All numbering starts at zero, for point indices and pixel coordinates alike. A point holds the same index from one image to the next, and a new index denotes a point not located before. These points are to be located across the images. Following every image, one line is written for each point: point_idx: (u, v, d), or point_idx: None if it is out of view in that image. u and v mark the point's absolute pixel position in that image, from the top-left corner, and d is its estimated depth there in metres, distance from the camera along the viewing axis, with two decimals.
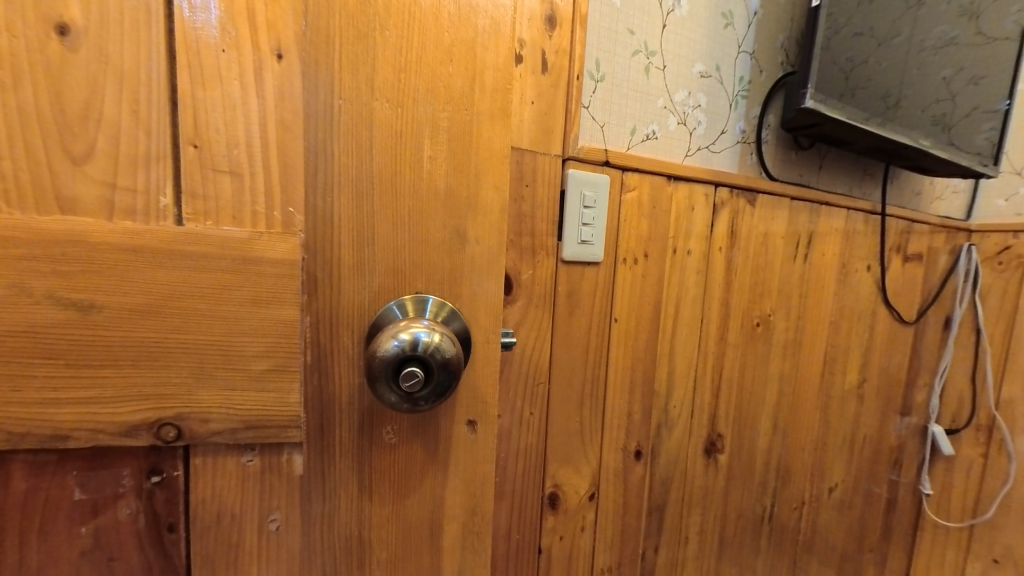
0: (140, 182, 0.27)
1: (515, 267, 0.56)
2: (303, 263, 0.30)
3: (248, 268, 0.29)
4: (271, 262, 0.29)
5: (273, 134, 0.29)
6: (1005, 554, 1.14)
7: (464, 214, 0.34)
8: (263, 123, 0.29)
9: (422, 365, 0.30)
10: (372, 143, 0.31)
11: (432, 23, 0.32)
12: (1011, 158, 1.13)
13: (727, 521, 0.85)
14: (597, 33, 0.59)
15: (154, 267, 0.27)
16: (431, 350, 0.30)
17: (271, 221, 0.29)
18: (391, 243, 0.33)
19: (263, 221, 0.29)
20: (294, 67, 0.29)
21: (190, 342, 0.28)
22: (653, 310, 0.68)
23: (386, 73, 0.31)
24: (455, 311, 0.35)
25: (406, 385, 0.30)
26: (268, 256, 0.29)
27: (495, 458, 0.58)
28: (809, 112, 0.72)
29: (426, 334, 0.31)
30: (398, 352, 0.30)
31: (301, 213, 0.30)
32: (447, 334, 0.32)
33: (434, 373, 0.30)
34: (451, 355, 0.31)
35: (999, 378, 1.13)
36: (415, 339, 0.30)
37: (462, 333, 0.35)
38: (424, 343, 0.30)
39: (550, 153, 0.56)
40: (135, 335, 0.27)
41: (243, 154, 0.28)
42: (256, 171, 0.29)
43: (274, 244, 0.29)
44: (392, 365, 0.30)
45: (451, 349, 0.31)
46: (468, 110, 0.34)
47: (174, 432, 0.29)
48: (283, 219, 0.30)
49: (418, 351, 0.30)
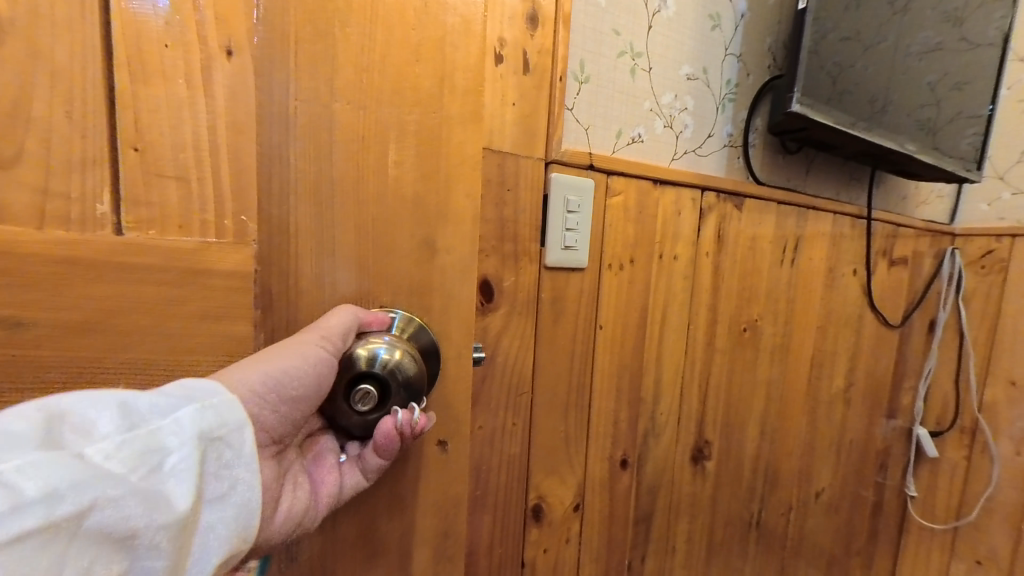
0: (73, 184, 0.24)
1: (497, 274, 0.54)
2: (257, 275, 0.29)
3: (199, 281, 0.27)
4: (223, 274, 0.27)
5: (225, 135, 0.27)
6: (988, 555, 1.16)
7: (436, 223, 0.34)
8: (212, 125, 0.27)
9: (379, 381, 0.32)
10: (332, 147, 0.30)
11: (401, 22, 0.31)
12: (993, 164, 1.15)
13: (716, 528, 0.84)
14: (581, 33, 0.58)
15: (91, 281, 0.24)
16: (389, 367, 0.32)
17: (226, 228, 0.28)
18: (355, 252, 0.32)
19: (214, 230, 0.27)
20: (249, 67, 0.27)
21: (160, 355, 0.27)
22: (640, 315, 0.66)
23: (347, 74, 0.30)
24: (424, 325, 0.35)
25: (361, 401, 0.32)
26: (221, 267, 0.27)
27: (470, 469, 0.55)
28: (797, 116, 0.71)
29: (386, 351, 0.32)
30: (358, 367, 0.32)
31: (254, 221, 0.28)
32: (409, 351, 0.33)
33: (392, 390, 0.32)
34: (410, 373, 0.33)
35: (982, 380, 1.16)
36: (374, 355, 0.32)
37: (431, 347, 0.35)
38: (382, 360, 0.32)
39: (533, 156, 0.54)
40: (89, 348, 0.25)
41: (190, 157, 0.26)
42: (203, 177, 0.27)
43: (228, 255, 0.28)
44: (352, 380, 0.32)
45: (411, 367, 0.33)
46: (437, 111, 0.33)
47: None
48: (235, 227, 0.28)
49: (377, 367, 0.32)
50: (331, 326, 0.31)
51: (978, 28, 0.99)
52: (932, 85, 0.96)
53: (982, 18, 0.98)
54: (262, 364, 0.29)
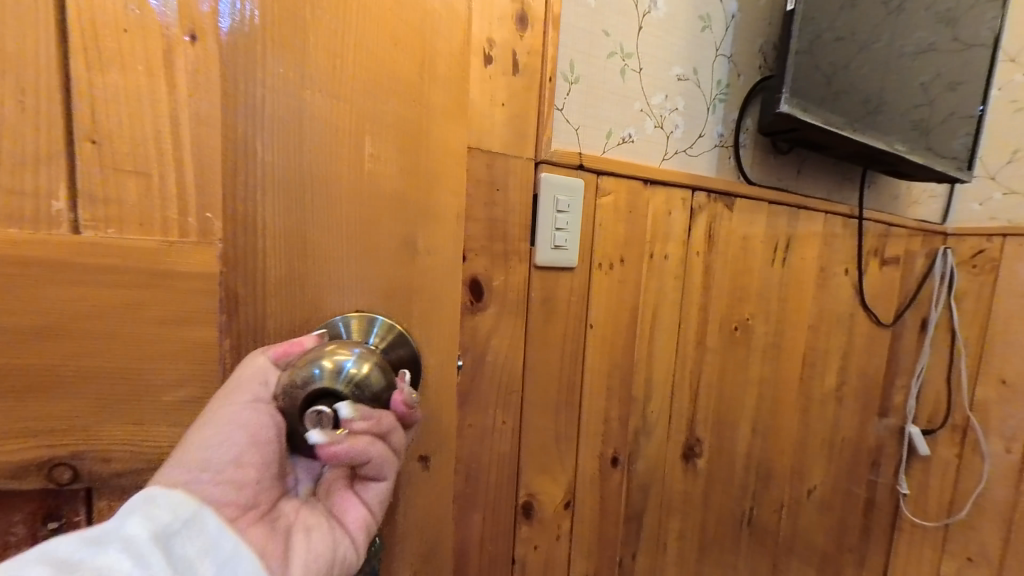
0: (29, 176, 0.25)
1: (487, 273, 0.54)
2: (220, 276, 0.29)
3: (158, 281, 0.27)
4: (184, 274, 0.28)
5: (187, 131, 0.27)
6: (979, 552, 1.17)
7: (417, 224, 0.35)
8: (173, 119, 0.27)
9: (342, 397, 0.30)
10: (309, 143, 0.31)
11: (385, 23, 0.32)
12: (985, 164, 1.16)
13: (708, 525, 0.85)
14: (571, 34, 0.58)
15: (48, 284, 0.25)
16: (354, 381, 0.30)
17: (188, 229, 0.28)
18: (333, 251, 0.32)
19: (176, 229, 0.28)
20: (215, 60, 0.27)
21: (136, 373, 0.28)
22: (631, 314, 0.67)
23: (324, 70, 0.30)
24: (403, 336, 0.36)
25: (321, 418, 0.30)
26: (182, 268, 0.28)
27: (454, 463, 0.55)
28: (787, 117, 0.71)
29: (352, 364, 0.30)
30: (319, 381, 0.29)
31: (219, 219, 0.29)
32: (377, 365, 0.31)
33: (356, 406, 0.30)
34: (377, 388, 0.31)
35: (973, 378, 1.17)
36: (339, 370, 0.30)
37: (408, 358, 0.36)
38: (347, 372, 0.30)
39: (523, 157, 0.54)
40: (49, 356, 0.26)
41: (151, 151, 0.27)
42: (164, 171, 0.27)
43: (190, 255, 0.28)
44: (310, 395, 0.29)
45: (378, 381, 0.31)
46: (419, 110, 0.34)
47: (70, 473, 0.28)
48: (199, 226, 0.28)
49: (340, 381, 0.30)
50: (241, 376, 0.29)
51: (971, 29, 0.99)
52: (924, 85, 0.96)
53: (975, 18, 0.99)
54: (192, 434, 0.29)
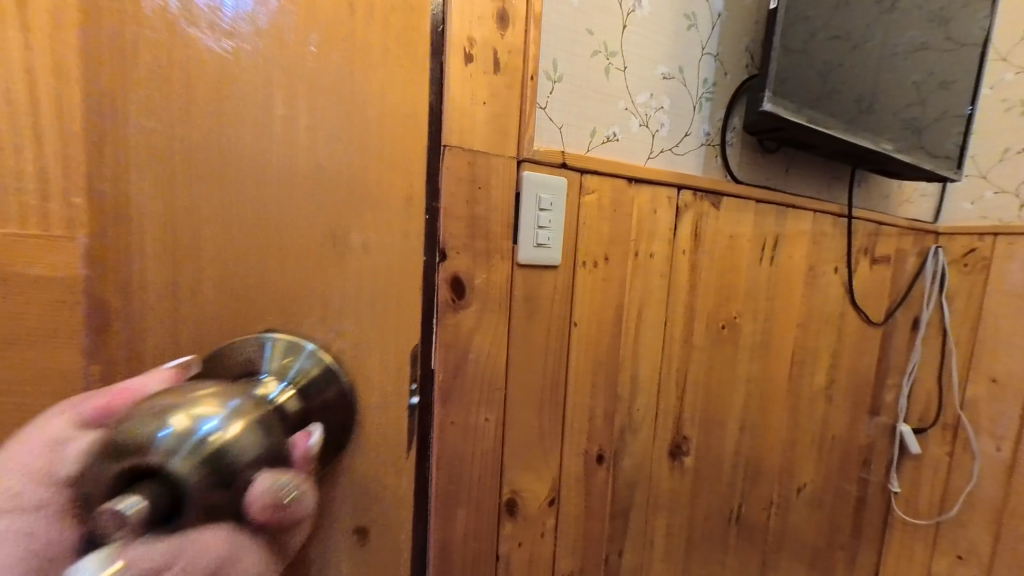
0: None
1: (469, 271, 0.54)
2: (92, 273, 0.29)
3: (44, 285, 0.29)
4: (63, 267, 0.29)
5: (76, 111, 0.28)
6: (969, 551, 1.17)
7: (355, 211, 0.36)
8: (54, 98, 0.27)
9: (193, 467, 0.23)
10: (242, 130, 0.32)
11: (322, 50, 0.33)
12: (976, 163, 1.16)
13: (695, 523, 0.85)
14: (555, 33, 0.58)
15: None
16: (215, 445, 0.24)
17: (52, 217, 0.28)
18: (266, 237, 0.33)
19: (60, 218, 0.28)
20: (107, 42, 0.28)
21: (6, 405, 0.29)
22: (616, 312, 0.67)
23: (256, 60, 0.31)
24: (331, 377, 0.36)
25: (146, 494, 0.22)
26: (58, 261, 0.29)
27: (434, 461, 0.54)
28: (772, 116, 0.72)
29: (216, 425, 0.25)
30: (162, 442, 0.23)
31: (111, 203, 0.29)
32: (252, 430, 0.26)
33: (209, 480, 0.24)
34: (244, 458, 0.25)
35: (964, 377, 1.17)
36: (190, 436, 0.24)
37: (339, 399, 0.36)
38: (207, 434, 0.24)
39: (504, 155, 0.55)
40: None
41: (30, 123, 0.27)
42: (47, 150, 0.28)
43: (74, 248, 0.29)
44: (143, 460, 0.23)
45: (249, 450, 0.26)
46: (360, 102, 0.35)
47: None
48: (88, 212, 0.29)
49: (193, 445, 0.24)
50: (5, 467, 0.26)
51: (964, 27, 0.99)
52: (916, 84, 0.96)
53: (968, 17, 0.99)
54: None
